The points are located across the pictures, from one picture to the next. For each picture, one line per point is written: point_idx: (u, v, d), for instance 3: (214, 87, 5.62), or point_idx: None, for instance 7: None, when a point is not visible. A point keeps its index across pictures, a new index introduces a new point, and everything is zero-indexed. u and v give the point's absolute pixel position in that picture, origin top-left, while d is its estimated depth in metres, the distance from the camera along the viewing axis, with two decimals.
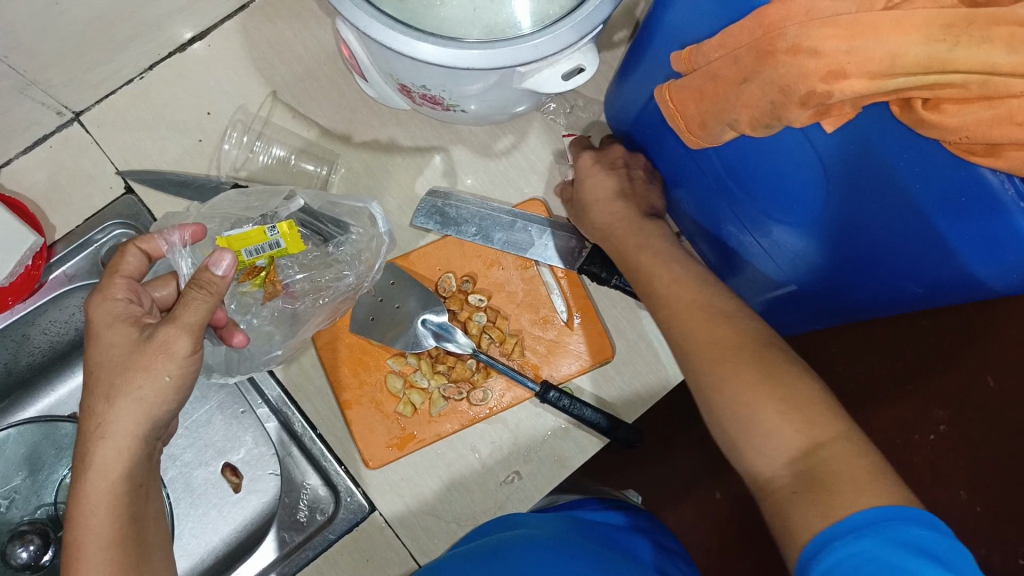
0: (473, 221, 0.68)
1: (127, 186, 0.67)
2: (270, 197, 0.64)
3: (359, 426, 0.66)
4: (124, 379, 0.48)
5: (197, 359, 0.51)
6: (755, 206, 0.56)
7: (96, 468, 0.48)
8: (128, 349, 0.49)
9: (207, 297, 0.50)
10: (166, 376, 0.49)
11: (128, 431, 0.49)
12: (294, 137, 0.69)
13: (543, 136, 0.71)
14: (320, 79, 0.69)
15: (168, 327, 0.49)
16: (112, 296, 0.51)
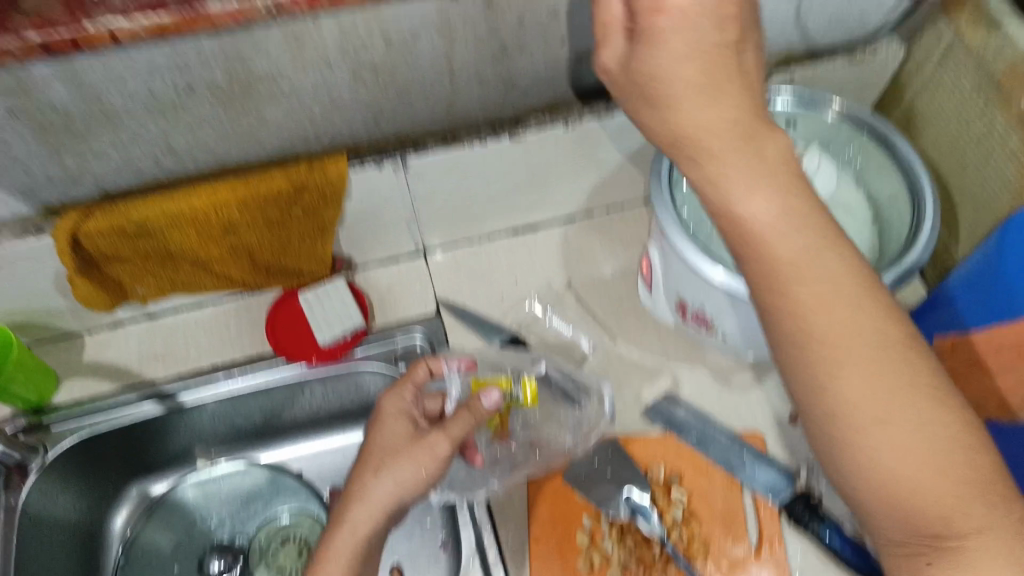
0: (696, 430, 0.77)
1: (437, 310, 0.86)
2: (521, 359, 0.77)
3: (540, 564, 0.71)
4: (392, 461, 0.57)
5: (444, 468, 0.58)
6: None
7: (350, 520, 0.56)
8: (400, 440, 0.58)
9: (472, 416, 0.59)
10: (421, 473, 0.56)
11: (381, 505, 0.56)
12: (575, 317, 0.84)
13: (777, 384, 0.80)
14: (608, 284, 0.86)
15: (438, 432, 0.58)
16: (401, 396, 0.62)
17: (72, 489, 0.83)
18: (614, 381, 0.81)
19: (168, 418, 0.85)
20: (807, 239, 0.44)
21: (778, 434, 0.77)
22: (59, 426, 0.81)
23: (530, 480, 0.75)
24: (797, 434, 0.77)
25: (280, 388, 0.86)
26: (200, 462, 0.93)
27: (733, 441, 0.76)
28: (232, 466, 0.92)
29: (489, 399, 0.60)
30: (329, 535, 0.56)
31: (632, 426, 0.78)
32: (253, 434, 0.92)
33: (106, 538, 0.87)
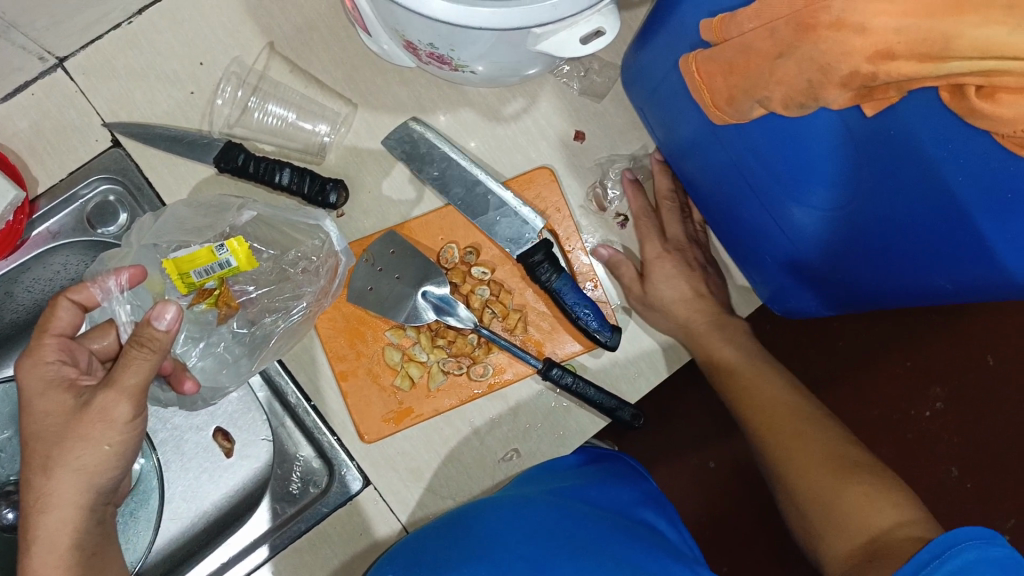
0: (439, 169, 0.65)
1: (114, 138, 0.63)
2: (219, 211, 0.60)
3: (354, 398, 0.64)
4: (62, 450, 0.47)
5: (140, 421, 0.49)
6: (776, 185, 0.53)
7: (50, 524, 0.48)
8: (63, 415, 0.48)
9: (150, 358, 0.47)
10: (106, 446, 0.48)
11: (75, 501, 0.48)
12: (293, 93, 0.65)
13: (556, 99, 0.67)
14: (321, 31, 0.65)
15: (108, 395, 0.47)
16: (44, 360, 0.49)
17: None
18: (370, 160, 0.66)
19: None
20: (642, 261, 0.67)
21: (567, 160, 0.67)
22: None
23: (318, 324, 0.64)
24: (590, 152, 0.67)
25: None
26: None
27: (511, 199, 0.64)
28: None
29: (163, 324, 0.47)
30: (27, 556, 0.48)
31: (405, 206, 0.66)
32: None
33: None
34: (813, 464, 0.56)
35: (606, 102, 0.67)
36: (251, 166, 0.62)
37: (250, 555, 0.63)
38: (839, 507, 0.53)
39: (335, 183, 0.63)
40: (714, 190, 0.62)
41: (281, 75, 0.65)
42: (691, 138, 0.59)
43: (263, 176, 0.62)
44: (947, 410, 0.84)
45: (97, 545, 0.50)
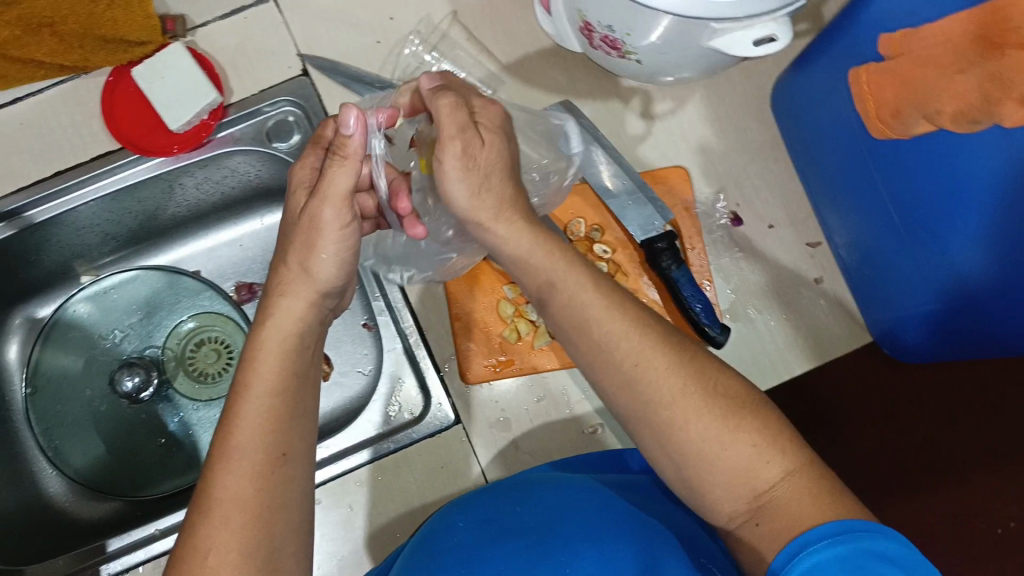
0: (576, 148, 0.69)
1: (303, 69, 0.71)
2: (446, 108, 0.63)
3: (463, 340, 0.68)
4: (299, 254, 0.54)
5: (347, 232, 0.54)
6: (932, 217, 0.58)
7: (274, 322, 0.52)
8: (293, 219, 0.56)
9: (346, 164, 0.53)
10: (333, 254, 0.54)
11: (307, 298, 0.54)
12: (465, 57, 0.71)
13: (703, 108, 0.71)
14: (500, 9, 0.72)
15: (321, 203, 0.53)
16: (308, 165, 0.57)
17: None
18: None
19: (23, 237, 0.71)
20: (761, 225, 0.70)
21: (703, 166, 0.71)
22: None
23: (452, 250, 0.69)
24: (728, 160, 0.70)
25: (147, 183, 0.72)
26: (84, 276, 0.83)
27: (642, 190, 0.68)
28: (118, 277, 0.82)
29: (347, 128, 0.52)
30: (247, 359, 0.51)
31: None
32: (134, 241, 0.82)
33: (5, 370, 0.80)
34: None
35: (749, 118, 0.71)
36: None
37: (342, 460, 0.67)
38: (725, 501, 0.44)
39: None
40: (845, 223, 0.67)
41: (461, 40, 0.71)
42: (838, 184, 0.65)
43: None
44: None
45: (304, 370, 0.52)
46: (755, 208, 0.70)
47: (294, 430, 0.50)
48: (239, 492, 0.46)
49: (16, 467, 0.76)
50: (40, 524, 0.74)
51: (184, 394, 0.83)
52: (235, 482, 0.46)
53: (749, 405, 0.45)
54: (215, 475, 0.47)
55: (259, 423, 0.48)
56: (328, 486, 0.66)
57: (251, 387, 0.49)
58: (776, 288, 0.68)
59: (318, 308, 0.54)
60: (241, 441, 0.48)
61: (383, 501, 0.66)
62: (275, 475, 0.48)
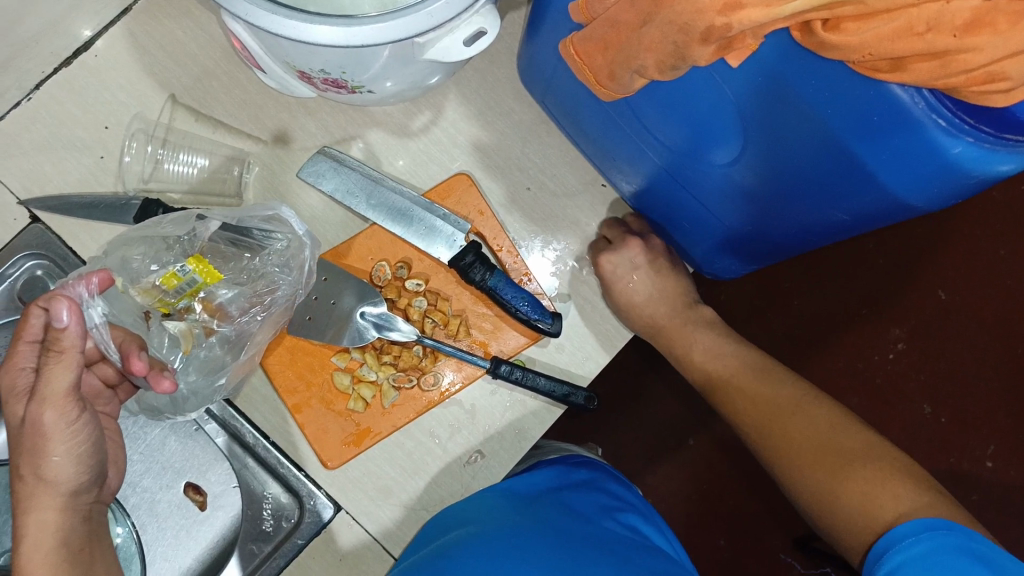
0: (356, 190, 0.65)
1: (32, 214, 0.64)
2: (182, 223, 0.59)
3: (311, 428, 0.64)
4: (29, 462, 0.49)
5: (79, 426, 0.50)
6: (675, 141, 0.54)
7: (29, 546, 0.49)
8: (11, 432, 0.50)
9: (65, 360, 0.48)
10: (69, 454, 0.50)
11: (59, 504, 0.51)
12: (201, 141, 0.66)
13: (462, 107, 0.69)
14: (219, 77, 0.66)
15: (39, 407, 0.48)
16: (18, 366, 0.49)
17: None
18: (286, 193, 0.67)
19: None
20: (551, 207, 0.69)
21: (484, 165, 0.69)
22: None
23: None
24: (506, 149, 0.69)
25: None
26: None
27: (432, 211, 0.66)
28: None
29: (61, 324, 0.46)
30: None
31: (332, 232, 0.67)
32: None
33: None
34: (804, 464, 0.59)
35: (510, 100, 0.69)
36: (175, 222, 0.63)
37: None
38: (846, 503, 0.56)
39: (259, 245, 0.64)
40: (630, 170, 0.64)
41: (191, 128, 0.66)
42: (605, 131, 0.61)
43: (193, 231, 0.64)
44: (907, 350, 1.02)
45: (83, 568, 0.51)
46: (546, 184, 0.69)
47: None
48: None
49: None
50: None
51: None
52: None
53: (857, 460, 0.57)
54: None
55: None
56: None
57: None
58: (590, 256, 0.69)
59: (85, 491, 0.53)
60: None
61: None
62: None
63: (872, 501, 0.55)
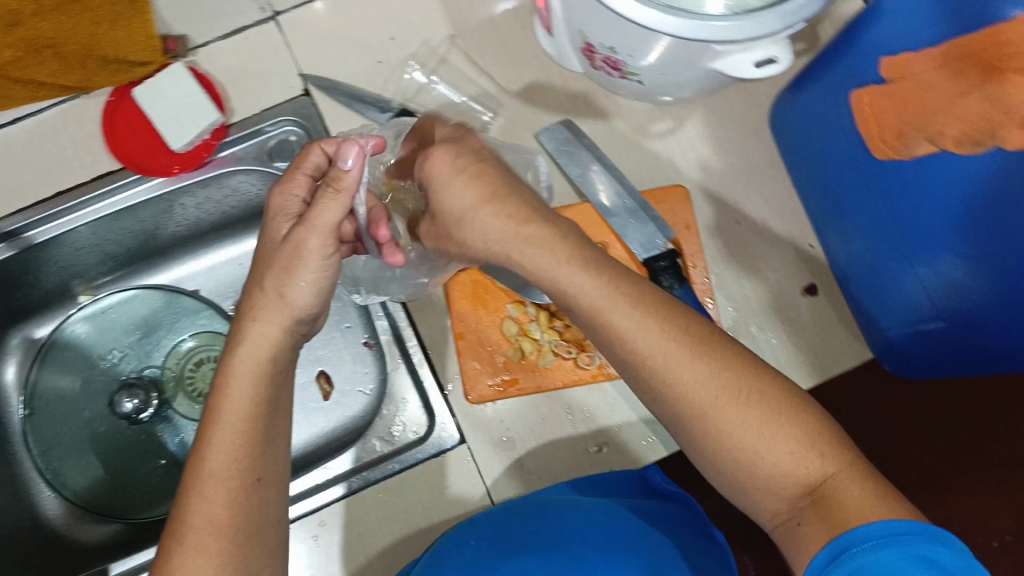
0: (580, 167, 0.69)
1: (305, 88, 0.71)
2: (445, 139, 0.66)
3: (468, 359, 0.68)
4: (277, 280, 0.57)
5: (327, 261, 0.58)
6: (927, 215, 0.56)
7: (244, 349, 0.55)
8: (274, 248, 0.59)
9: (337, 199, 0.57)
10: (309, 284, 0.57)
11: (280, 323, 0.57)
12: (463, 78, 0.72)
13: (702, 127, 0.71)
14: (499, 29, 0.72)
15: (307, 231, 0.57)
16: (291, 194, 0.60)
17: None
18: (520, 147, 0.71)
19: (24, 258, 0.72)
20: (753, 248, 0.70)
21: (705, 186, 0.71)
22: None
23: None
24: (729, 180, 0.71)
25: (147, 203, 0.72)
26: (83, 295, 0.83)
27: (643, 210, 0.68)
28: (119, 295, 0.83)
29: (346, 165, 0.56)
30: (220, 388, 0.54)
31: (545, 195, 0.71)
32: (133, 259, 0.82)
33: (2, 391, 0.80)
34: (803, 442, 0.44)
35: (749, 138, 0.71)
36: None
37: (318, 494, 0.67)
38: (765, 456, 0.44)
39: None
40: (849, 247, 0.66)
41: (458, 64, 0.72)
42: (847, 195, 0.63)
43: None
44: None
45: (274, 396, 0.55)
46: (756, 226, 0.70)
47: (265, 456, 0.53)
48: (213, 517, 0.49)
49: (18, 489, 0.77)
50: (43, 546, 0.74)
51: (184, 414, 0.83)
52: (215, 506, 0.50)
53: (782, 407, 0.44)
54: (189, 506, 0.50)
55: (234, 447, 0.52)
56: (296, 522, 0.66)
57: (222, 414, 0.53)
58: (774, 305, 0.69)
59: (303, 322, 0.59)
60: (217, 467, 0.51)
61: (387, 522, 0.66)
62: (251, 498, 0.51)
63: (765, 445, 0.44)
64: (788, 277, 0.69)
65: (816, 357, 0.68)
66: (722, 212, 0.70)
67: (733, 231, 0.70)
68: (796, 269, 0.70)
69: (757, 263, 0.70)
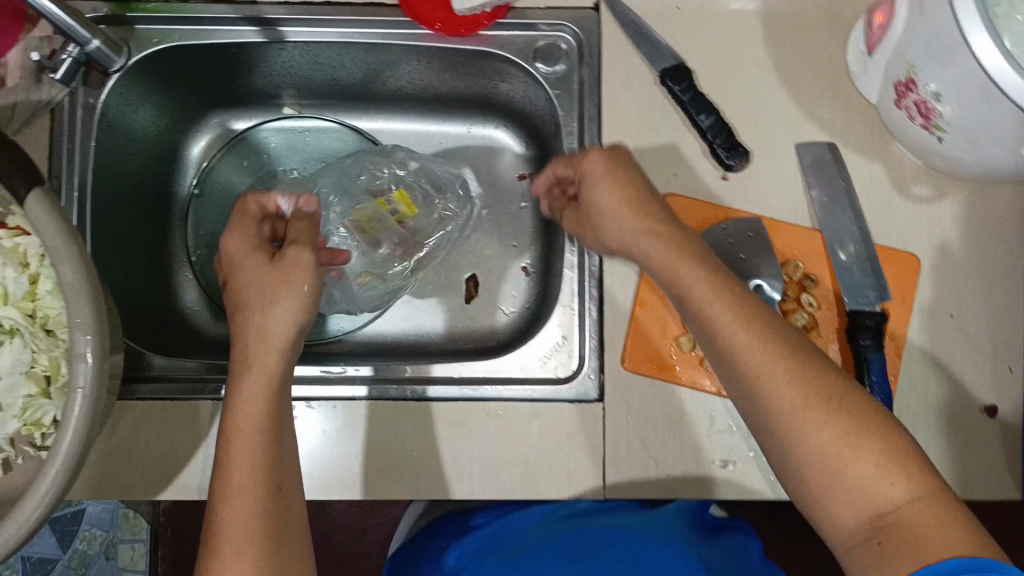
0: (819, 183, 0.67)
1: (595, 3, 0.69)
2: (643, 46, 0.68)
3: (637, 326, 0.65)
4: (263, 306, 0.55)
5: (308, 304, 0.56)
6: None
7: (255, 333, 0.55)
8: (253, 284, 0.57)
9: (309, 221, 0.63)
10: (290, 314, 0.55)
11: (282, 345, 0.55)
12: (751, 56, 0.69)
13: (960, 209, 0.68)
14: (807, 25, 0.69)
15: (297, 249, 0.58)
16: (251, 215, 0.62)
17: (149, 102, 0.73)
18: (776, 148, 0.68)
19: (264, 49, 0.71)
20: (957, 346, 0.66)
21: (939, 265, 0.67)
22: (145, 26, 0.68)
23: None
24: (964, 270, 0.67)
25: (392, 48, 0.71)
26: (286, 108, 0.83)
27: (868, 262, 0.65)
28: (321, 123, 0.83)
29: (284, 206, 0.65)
30: (229, 414, 0.53)
31: (777, 204, 0.67)
32: (347, 96, 0.82)
33: (184, 161, 0.81)
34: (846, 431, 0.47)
35: (1002, 239, 0.68)
36: (688, 97, 0.66)
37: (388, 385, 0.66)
38: (848, 475, 0.46)
39: (740, 151, 0.66)
40: None
41: None
42: None
43: (691, 109, 0.66)
44: None
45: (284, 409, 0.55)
46: (971, 327, 0.67)
47: (282, 464, 0.53)
48: (247, 517, 0.50)
49: (161, 258, 0.78)
50: (162, 321, 0.75)
51: None
52: (245, 517, 0.50)
53: (871, 427, 0.47)
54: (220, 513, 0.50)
55: (255, 456, 0.51)
56: (411, 405, 0.65)
57: (240, 427, 0.52)
58: (953, 410, 0.65)
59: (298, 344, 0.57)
60: (243, 480, 0.51)
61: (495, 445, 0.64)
62: (276, 508, 0.51)
63: (848, 458, 0.46)
64: (978, 389, 0.66)
65: (973, 479, 0.64)
66: (943, 298, 0.67)
67: (946, 323, 0.67)
68: (991, 385, 0.66)
69: (955, 363, 0.66)
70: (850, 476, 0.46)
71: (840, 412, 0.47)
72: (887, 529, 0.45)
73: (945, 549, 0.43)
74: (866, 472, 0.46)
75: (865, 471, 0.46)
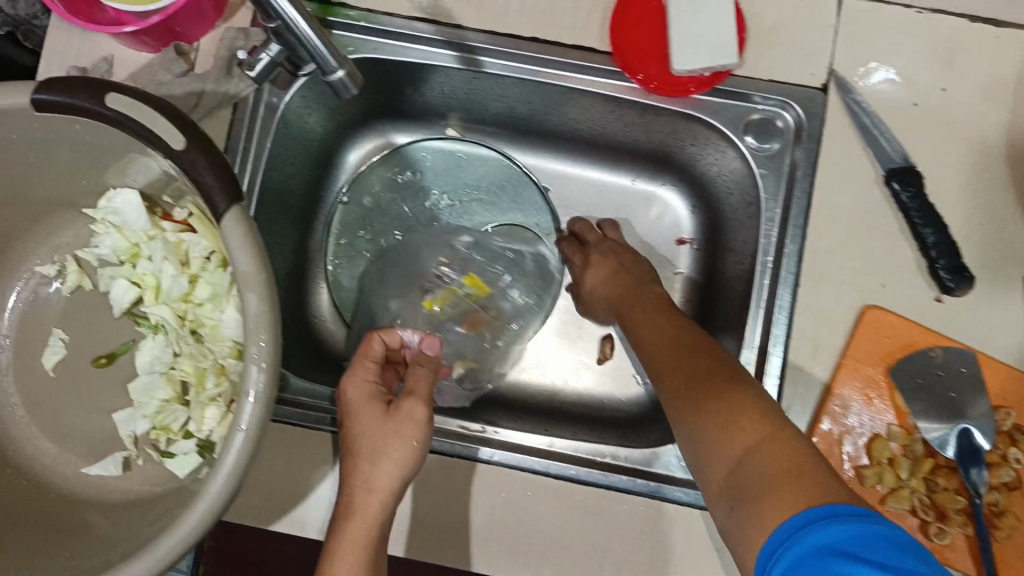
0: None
1: (824, 84, 0.63)
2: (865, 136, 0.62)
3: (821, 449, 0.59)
4: (373, 452, 0.52)
5: (417, 453, 0.53)
6: None
7: (369, 468, 0.52)
8: (362, 432, 0.53)
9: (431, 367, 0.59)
10: (400, 461, 0.52)
11: (404, 469, 0.53)
12: (988, 172, 0.62)
13: None
14: None
15: (413, 402, 0.54)
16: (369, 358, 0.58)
17: (325, 107, 0.70)
18: (1000, 278, 0.61)
19: (456, 75, 0.67)
20: None
21: None
22: (343, 31, 0.64)
23: (854, 337, 0.60)
24: None
25: (591, 96, 0.66)
26: (452, 131, 0.79)
27: None
28: (483, 152, 0.79)
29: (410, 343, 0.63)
30: (343, 518, 0.51)
31: (990, 338, 0.61)
32: (519, 130, 0.77)
33: (341, 166, 0.77)
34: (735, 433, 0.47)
35: None
36: (913, 204, 0.60)
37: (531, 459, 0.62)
38: (717, 451, 0.47)
39: (966, 277, 0.59)
40: None
41: None
42: None
43: (915, 218, 0.60)
44: None
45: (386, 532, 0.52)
46: None
47: None
48: None
49: (302, 266, 0.75)
50: (295, 334, 0.71)
51: None
52: None
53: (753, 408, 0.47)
54: None
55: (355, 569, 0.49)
56: None
57: (348, 535, 0.50)
58: None
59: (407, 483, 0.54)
60: None
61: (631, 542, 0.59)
62: None
63: (726, 435, 0.47)
64: None
65: None
66: None
67: None
68: None
69: None
70: (714, 445, 0.47)
71: (737, 411, 0.47)
72: (744, 486, 0.44)
73: (811, 498, 0.40)
74: (735, 436, 0.46)
75: (737, 449, 0.46)
